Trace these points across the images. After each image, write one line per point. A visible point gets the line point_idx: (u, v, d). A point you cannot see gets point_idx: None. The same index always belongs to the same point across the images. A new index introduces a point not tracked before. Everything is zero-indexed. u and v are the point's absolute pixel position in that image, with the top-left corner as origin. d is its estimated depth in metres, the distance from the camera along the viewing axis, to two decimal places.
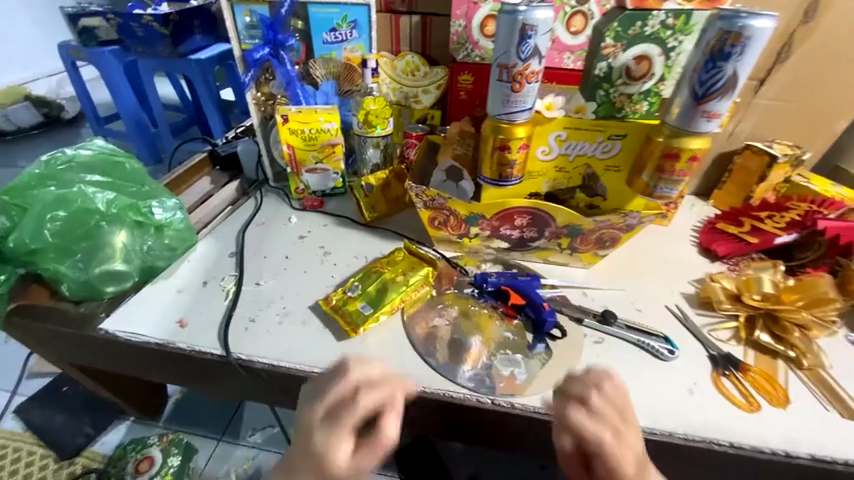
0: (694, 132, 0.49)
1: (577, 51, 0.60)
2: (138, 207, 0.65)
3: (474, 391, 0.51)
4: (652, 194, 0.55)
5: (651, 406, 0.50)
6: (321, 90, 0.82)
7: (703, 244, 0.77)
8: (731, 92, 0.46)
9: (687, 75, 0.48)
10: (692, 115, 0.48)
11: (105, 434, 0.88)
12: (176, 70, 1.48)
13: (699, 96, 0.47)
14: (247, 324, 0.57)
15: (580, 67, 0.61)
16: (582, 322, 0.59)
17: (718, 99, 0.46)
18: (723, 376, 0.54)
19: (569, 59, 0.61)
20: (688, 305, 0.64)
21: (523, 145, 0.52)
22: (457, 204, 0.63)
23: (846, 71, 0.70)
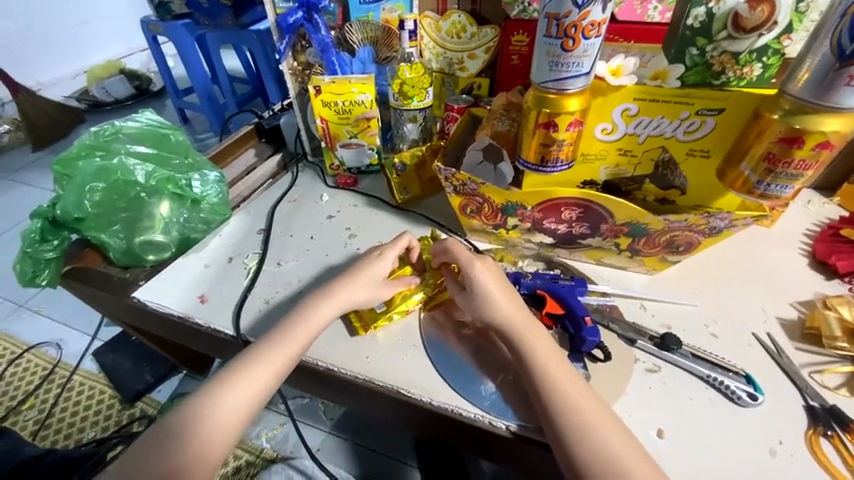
0: (828, 107, 0.34)
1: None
2: (176, 180, 0.67)
3: (487, 412, 0.45)
4: (752, 193, 0.40)
5: (713, 463, 0.39)
6: (357, 57, 0.75)
7: (818, 257, 0.60)
8: None
9: (831, 24, 0.33)
10: (829, 83, 0.33)
11: (161, 383, 0.97)
12: (238, 42, 1.51)
13: (846, 54, 0.31)
14: (261, 305, 0.56)
15: (667, 20, 0.47)
16: (635, 344, 0.48)
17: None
18: (822, 437, 0.41)
19: (655, 10, 0.47)
20: (785, 336, 0.50)
21: (574, 121, 0.41)
22: (492, 190, 0.55)
23: None
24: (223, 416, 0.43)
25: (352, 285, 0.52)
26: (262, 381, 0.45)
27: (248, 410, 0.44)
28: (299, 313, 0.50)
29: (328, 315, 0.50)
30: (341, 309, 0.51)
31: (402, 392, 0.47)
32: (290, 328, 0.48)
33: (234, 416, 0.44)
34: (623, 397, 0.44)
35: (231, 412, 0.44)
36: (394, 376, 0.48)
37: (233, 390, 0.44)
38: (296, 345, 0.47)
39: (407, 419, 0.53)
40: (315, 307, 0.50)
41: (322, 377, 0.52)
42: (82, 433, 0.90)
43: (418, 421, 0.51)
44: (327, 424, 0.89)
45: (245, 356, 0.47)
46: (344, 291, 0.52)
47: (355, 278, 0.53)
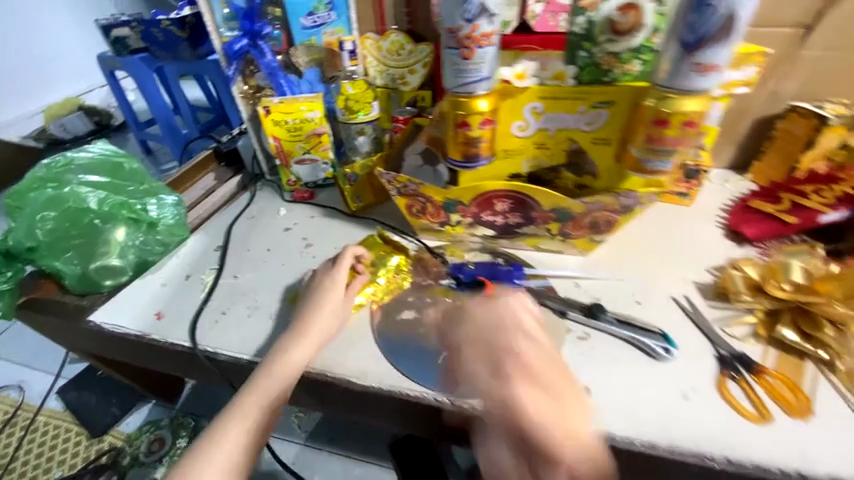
0: (686, 91, 0.39)
1: None
2: (130, 205, 0.69)
3: (430, 389, 0.49)
4: (642, 170, 0.46)
5: (635, 413, 0.43)
6: (304, 78, 0.79)
7: (731, 227, 0.67)
8: (728, 38, 0.37)
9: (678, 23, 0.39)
10: (680, 69, 0.39)
11: (129, 415, 0.95)
12: (195, 71, 1.54)
13: (690, 44, 0.38)
14: (218, 316, 0.57)
15: None
16: (565, 315, 0.53)
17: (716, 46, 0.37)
18: (730, 380, 0.46)
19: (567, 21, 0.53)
20: (700, 297, 0.56)
21: (485, 121, 0.46)
22: (432, 190, 0.60)
23: None
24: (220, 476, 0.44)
25: (317, 313, 0.53)
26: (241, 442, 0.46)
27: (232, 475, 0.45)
28: (275, 356, 0.50)
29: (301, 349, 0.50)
30: (313, 347, 0.51)
31: (353, 380, 0.50)
32: (269, 373, 0.49)
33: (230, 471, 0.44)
34: None
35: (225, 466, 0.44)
36: (346, 366, 0.51)
37: (225, 443, 0.45)
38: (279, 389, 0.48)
39: (368, 410, 0.56)
40: (290, 350, 0.50)
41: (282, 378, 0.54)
42: (47, 475, 0.87)
43: (377, 409, 0.54)
44: (302, 436, 0.89)
45: (230, 407, 0.48)
46: (313, 323, 0.52)
47: (321, 310, 0.53)
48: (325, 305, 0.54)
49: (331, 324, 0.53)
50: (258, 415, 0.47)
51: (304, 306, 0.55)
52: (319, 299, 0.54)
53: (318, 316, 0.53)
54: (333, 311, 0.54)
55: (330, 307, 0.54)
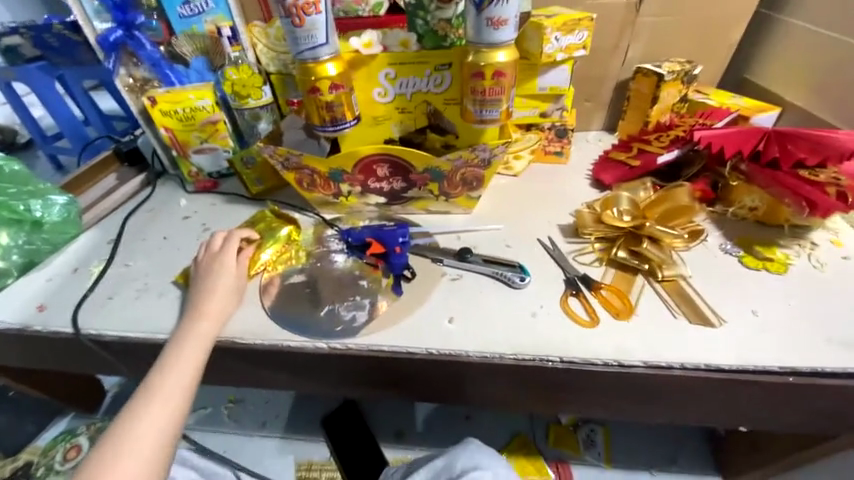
0: (485, 44, 0.45)
1: None
2: (10, 205, 0.67)
3: (310, 338, 0.52)
4: (477, 121, 0.52)
5: (487, 333, 0.49)
6: (192, 67, 0.80)
7: (595, 177, 0.75)
8: None
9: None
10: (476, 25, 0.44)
11: (46, 431, 0.91)
12: (97, 76, 1.41)
13: (478, 3, 0.43)
14: (104, 301, 0.57)
15: None
16: (442, 263, 0.58)
17: (496, 3, 0.42)
18: (571, 296, 0.53)
19: None
20: (560, 236, 0.63)
21: (334, 85, 0.50)
22: (313, 160, 0.63)
23: None
24: (140, 462, 0.43)
25: (217, 291, 0.54)
26: (162, 426, 0.45)
27: (159, 461, 0.44)
28: (181, 335, 0.51)
29: (208, 324, 0.52)
30: (218, 321, 0.53)
31: (237, 340, 0.53)
32: (177, 351, 0.49)
33: (152, 449, 0.44)
34: (427, 300, 0.54)
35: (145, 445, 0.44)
36: (233, 329, 0.54)
37: (142, 425, 0.44)
38: (191, 364, 0.49)
39: (266, 374, 0.58)
40: (197, 327, 0.51)
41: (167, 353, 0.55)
42: None
43: (270, 370, 0.57)
44: (232, 426, 0.89)
45: (139, 393, 0.47)
46: (215, 300, 0.54)
47: (217, 287, 0.54)
48: (224, 283, 0.55)
49: (231, 300, 0.55)
50: (175, 392, 0.47)
51: (200, 288, 0.55)
52: (214, 279, 0.55)
53: (210, 291, 0.54)
54: (229, 288, 0.55)
55: (228, 285, 0.55)
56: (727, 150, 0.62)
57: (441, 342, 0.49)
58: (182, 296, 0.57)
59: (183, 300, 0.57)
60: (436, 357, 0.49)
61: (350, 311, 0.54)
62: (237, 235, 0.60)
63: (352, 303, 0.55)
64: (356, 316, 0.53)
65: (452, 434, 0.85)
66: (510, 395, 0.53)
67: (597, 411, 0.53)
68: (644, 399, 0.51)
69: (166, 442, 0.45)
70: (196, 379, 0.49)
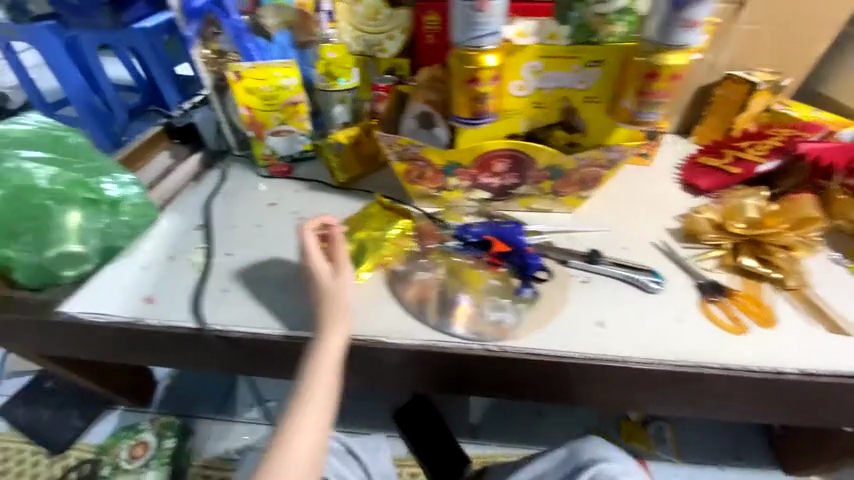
0: (672, 46, 0.45)
1: None
2: (86, 183, 0.60)
3: (464, 340, 0.51)
4: (632, 121, 0.51)
5: (641, 337, 0.51)
6: (276, 42, 0.74)
7: (686, 181, 0.75)
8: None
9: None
10: (669, 25, 0.44)
11: (96, 424, 0.87)
12: (119, 45, 1.20)
13: (679, 1, 0.42)
14: (220, 294, 0.55)
15: None
16: (568, 264, 0.58)
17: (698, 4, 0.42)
18: (710, 303, 0.54)
19: None
20: (673, 240, 0.64)
21: (494, 76, 0.48)
22: (432, 152, 0.60)
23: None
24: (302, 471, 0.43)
25: (332, 301, 0.49)
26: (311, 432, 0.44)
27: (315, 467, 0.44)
28: (310, 353, 0.48)
29: (334, 339, 0.48)
30: (346, 320, 0.50)
31: (385, 341, 0.51)
32: (312, 372, 0.47)
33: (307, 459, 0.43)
34: (569, 302, 0.54)
35: (300, 460, 0.43)
36: (376, 327, 0.52)
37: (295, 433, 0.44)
38: (327, 382, 0.47)
39: (392, 375, 0.56)
40: (323, 343, 0.48)
41: (286, 353, 0.53)
42: None
43: (395, 374, 0.55)
44: None
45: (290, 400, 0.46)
46: (333, 312, 0.49)
47: (328, 287, 0.50)
48: (333, 294, 0.50)
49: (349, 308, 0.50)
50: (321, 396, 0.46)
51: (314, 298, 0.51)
52: (322, 288, 0.50)
53: (326, 290, 0.50)
54: (342, 290, 0.50)
55: (338, 293, 0.50)
56: (838, 163, 0.65)
57: (599, 348, 0.50)
58: (300, 290, 0.55)
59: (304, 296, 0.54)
60: (592, 361, 0.50)
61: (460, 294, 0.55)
62: (310, 230, 0.54)
63: (458, 285, 0.56)
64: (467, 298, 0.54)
65: (525, 429, 0.86)
66: (636, 401, 0.54)
67: (722, 416, 0.55)
68: (766, 406, 0.53)
69: (319, 448, 0.45)
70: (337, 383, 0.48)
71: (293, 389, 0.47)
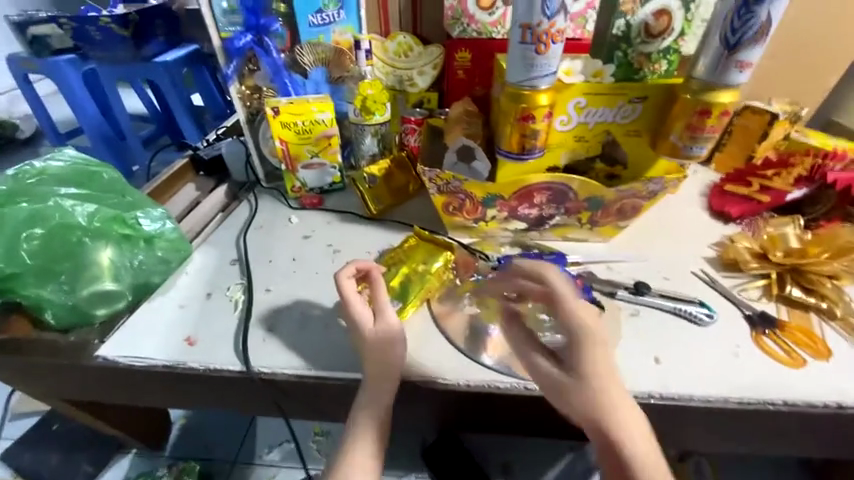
0: (723, 84, 0.50)
1: (577, 19, 0.61)
2: (123, 219, 0.60)
3: (519, 378, 0.48)
4: (679, 155, 0.56)
5: (700, 373, 0.49)
6: (311, 78, 0.76)
7: (715, 208, 0.75)
8: (763, 39, 0.47)
9: (713, 32, 0.49)
10: (722, 66, 0.49)
11: (107, 470, 0.83)
12: (138, 77, 1.20)
13: (732, 44, 0.47)
14: (264, 334, 0.52)
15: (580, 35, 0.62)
16: (615, 296, 0.58)
17: (751, 47, 0.47)
18: (764, 335, 0.53)
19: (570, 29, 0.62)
20: (713, 268, 0.63)
21: (547, 113, 0.51)
22: (474, 186, 0.60)
23: (820, 33, 0.74)
24: None
25: (382, 348, 0.47)
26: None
27: None
28: (359, 403, 0.45)
29: (386, 387, 0.45)
30: (397, 366, 0.47)
31: (439, 381, 0.49)
32: (360, 424, 0.44)
33: None
34: (622, 337, 0.53)
35: None
36: (427, 366, 0.50)
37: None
38: (376, 435, 0.43)
39: (441, 414, 0.54)
40: (374, 392, 0.45)
41: (331, 395, 0.51)
42: None
43: (444, 414, 0.53)
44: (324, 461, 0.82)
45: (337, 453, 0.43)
46: (383, 359, 0.47)
47: (376, 331, 0.47)
48: (380, 342, 0.47)
49: (399, 353, 0.47)
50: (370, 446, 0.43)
51: (361, 344, 0.48)
52: (366, 337, 0.47)
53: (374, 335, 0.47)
54: (389, 334, 0.47)
55: (387, 340, 0.47)
56: None
57: (660, 385, 0.48)
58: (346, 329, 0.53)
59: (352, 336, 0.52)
60: (659, 403, 0.48)
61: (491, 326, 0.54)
62: (345, 279, 0.52)
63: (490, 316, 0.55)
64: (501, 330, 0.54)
65: (559, 465, 0.83)
66: (689, 439, 0.53)
67: (782, 453, 0.54)
68: (822, 443, 0.51)
69: None
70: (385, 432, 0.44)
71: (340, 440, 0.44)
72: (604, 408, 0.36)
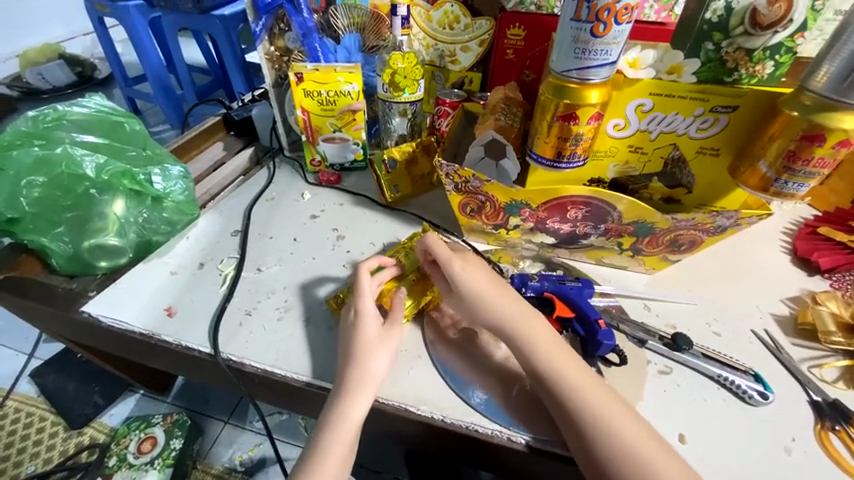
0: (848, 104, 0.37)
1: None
2: (133, 174, 0.58)
3: (504, 427, 0.42)
4: (768, 190, 0.43)
5: (736, 470, 0.39)
6: (342, 45, 0.70)
7: (800, 254, 0.60)
8: None
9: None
10: None
11: (114, 406, 0.87)
12: (197, 29, 1.18)
13: None
14: (242, 318, 0.50)
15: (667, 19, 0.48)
16: (645, 345, 0.48)
17: None
18: (831, 432, 0.42)
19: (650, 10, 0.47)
20: (781, 332, 0.51)
21: (595, 115, 0.41)
22: (496, 188, 0.51)
23: None
24: None
25: (365, 358, 0.43)
26: None
27: None
28: (329, 411, 0.42)
29: (359, 405, 0.41)
30: (376, 382, 0.43)
31: (412, 410, 0.43)
32: (328, 433, 0.41)
33: None
34: (642, 401, 0.44)
35: None
36: (402, 392, 0.44)
37: None
38: (341, 449, 0.41)
39: (414, 439, 0.49)
40: (345, 406, 0.41)
41: (303, 394, 0.48)
42: (18, 469, 0.80)
43: (417, 439, 0.48)
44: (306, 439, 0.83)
45: (309, 452, 0.42)
46: (360, 372, 0.43)
47: (365, 338, 0.44)
48: (367, 350, 0.44)
49: (381, 368, 0.44)
50: (342, 453, 0.41)
51: (345, 348, 0.45)
52: (358, 339, 0.44)
53: (360, 344, 0.44)
54: (385, 344, 0.45)
55: (371, 350, 0.44)
56: None
57: None
58: (331, 329, 0.49)
59: (333, 337, 0.49)
60: None
61: (498, 345, 0.48)
62: (367, 273, 0.49)
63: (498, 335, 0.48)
64: (510, 356, 0.47)
65: None
66: None
67: None
68: None
69: None
70: (354, 445, 0.42)
71: (312, 436, 0.43)
72: (594, 430, 0.38)
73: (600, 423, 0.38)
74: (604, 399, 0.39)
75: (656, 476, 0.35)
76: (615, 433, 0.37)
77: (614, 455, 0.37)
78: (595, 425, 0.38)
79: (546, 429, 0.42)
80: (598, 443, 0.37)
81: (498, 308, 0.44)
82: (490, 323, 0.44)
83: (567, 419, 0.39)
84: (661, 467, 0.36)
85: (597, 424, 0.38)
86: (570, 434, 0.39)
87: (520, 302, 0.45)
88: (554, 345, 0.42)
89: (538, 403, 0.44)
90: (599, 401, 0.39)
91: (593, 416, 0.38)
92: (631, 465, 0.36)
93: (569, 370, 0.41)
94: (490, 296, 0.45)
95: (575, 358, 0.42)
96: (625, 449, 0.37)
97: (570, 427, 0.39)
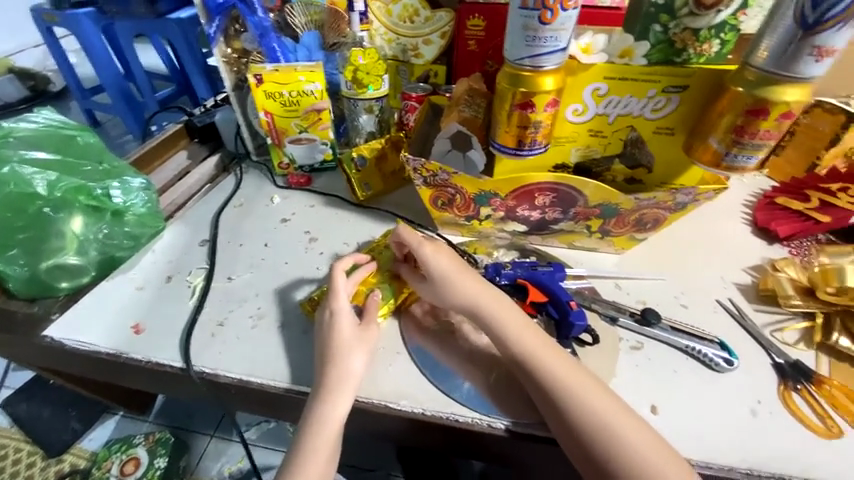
0: (788, 78, 0.39)
1: None
2: (89, 189, 0.55)
3: (485, 415, 0.42)
4: (720, 165, 0.45)
5: (705, 435, 0.41)
6: (302, 43, 0.68)
7: (760, 224, 0.63)
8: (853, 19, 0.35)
9: (785, 6, 0.38)
10: (792, 54, 0.37)
11: (93, 430, 0.85)
12: (152, 35, 1.14)
13: (808, 24, 0.36)
14: (214, 329, 0.49)
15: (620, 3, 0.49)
16: (616, 323, 0.49)
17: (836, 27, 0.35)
18: (793, 391, 0.44)
19: None
20: (744, 300, 0.53)
21: (552, 101, 0.42)
22: (464, 180, 0.52)
23: None
24: None
25: (343, 359, 0.43)
26: None
27: None
28: (310, 415, 0.42)
29: (340, 405, 0.41)
30: (356, 382, 0.43)
31: (393, 406, 0.43)
32: (310, 437, 0.41)
33: None
34: (615, 377, 0.45)
35: None
36: (382, 389, 0.44)
37: None
38: (325, 452, 0.41)
39: (398, 435, 0.49)
40: (325, 408, 0.41)
41: (283, 400, 0.47)
42: None
43: (401, 434, 0.48)
44: None
45: (292, 458, 0.41)
46: (339, 373, 0.42)
47: (342, 339, 0.44)
48: (344, 350, 0.43)
49: (360, 367, 0.44)
50: (325, 455, 0.41)
51: (323, 350, 0.44)
52: (335, 339, 0.44)
53: (337, 346, 0.44)
54: (362, 342, 0.45)
55: (348, 350, 0.44)
56: None
57: None
58: (307, 333, 0.49)
59: (309, 341, 0.48)
60: None
61: (475, 333, 0.48)
62: (342, 272, 0.49)
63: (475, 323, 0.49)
64: (487, 342, 0.47)
65: None
66: None
67: None
68: None
69: None
70: (337, 446, 0.42)
71: (294, 442, 0.42)
72: (571, 407, 0.39)
73: (576, 402, 0.39)
74: (578, 376, 0.40)
75: (631, 445, 0.37)
76: (590, 408, 0.38)
77: (591, 430, 0.38)
78: (571, 405, 0.39)
79: (526, 412, 0.43)
80: (575, 419, 0.38)
81: (470, 297, 0.44)
82: (465, 313, 0.44)
83: (545, 399, 0.40)
84: (635, 436, 0.37)
85: (573, 401, 0.39)
86: (549, 413, 0.40)
87: (492, 289, 0.45)
88: (528, 330, 0.43)
89: (517, 387, 0.44)
90: (574, 379, 0.40)
91: (569, 394, 0.39)
92: (608, 437, 0.37)
93: (544, 353, 0.41)
94: (462, 286, 0.45)
95: (548, 340, 0.43)
96: (601, 422, 0.38)
97: (548, 406, 0.40)
